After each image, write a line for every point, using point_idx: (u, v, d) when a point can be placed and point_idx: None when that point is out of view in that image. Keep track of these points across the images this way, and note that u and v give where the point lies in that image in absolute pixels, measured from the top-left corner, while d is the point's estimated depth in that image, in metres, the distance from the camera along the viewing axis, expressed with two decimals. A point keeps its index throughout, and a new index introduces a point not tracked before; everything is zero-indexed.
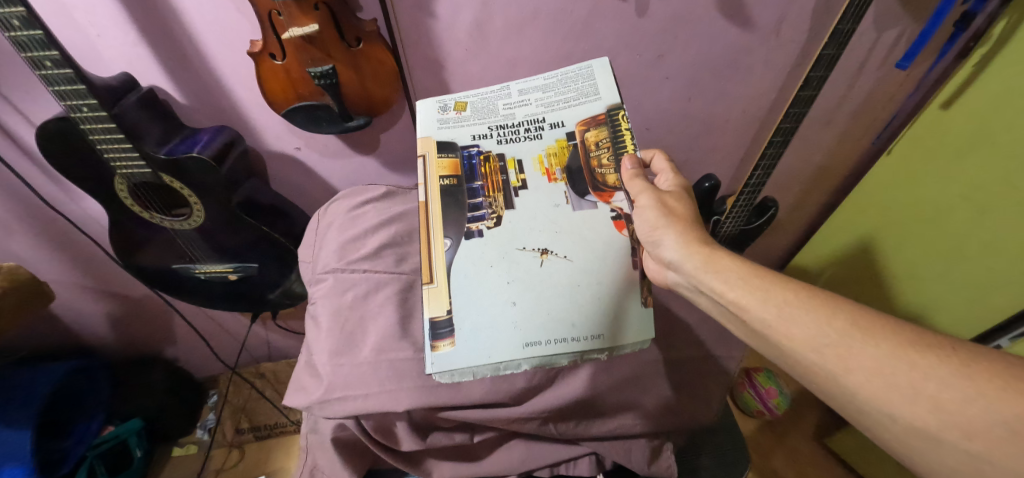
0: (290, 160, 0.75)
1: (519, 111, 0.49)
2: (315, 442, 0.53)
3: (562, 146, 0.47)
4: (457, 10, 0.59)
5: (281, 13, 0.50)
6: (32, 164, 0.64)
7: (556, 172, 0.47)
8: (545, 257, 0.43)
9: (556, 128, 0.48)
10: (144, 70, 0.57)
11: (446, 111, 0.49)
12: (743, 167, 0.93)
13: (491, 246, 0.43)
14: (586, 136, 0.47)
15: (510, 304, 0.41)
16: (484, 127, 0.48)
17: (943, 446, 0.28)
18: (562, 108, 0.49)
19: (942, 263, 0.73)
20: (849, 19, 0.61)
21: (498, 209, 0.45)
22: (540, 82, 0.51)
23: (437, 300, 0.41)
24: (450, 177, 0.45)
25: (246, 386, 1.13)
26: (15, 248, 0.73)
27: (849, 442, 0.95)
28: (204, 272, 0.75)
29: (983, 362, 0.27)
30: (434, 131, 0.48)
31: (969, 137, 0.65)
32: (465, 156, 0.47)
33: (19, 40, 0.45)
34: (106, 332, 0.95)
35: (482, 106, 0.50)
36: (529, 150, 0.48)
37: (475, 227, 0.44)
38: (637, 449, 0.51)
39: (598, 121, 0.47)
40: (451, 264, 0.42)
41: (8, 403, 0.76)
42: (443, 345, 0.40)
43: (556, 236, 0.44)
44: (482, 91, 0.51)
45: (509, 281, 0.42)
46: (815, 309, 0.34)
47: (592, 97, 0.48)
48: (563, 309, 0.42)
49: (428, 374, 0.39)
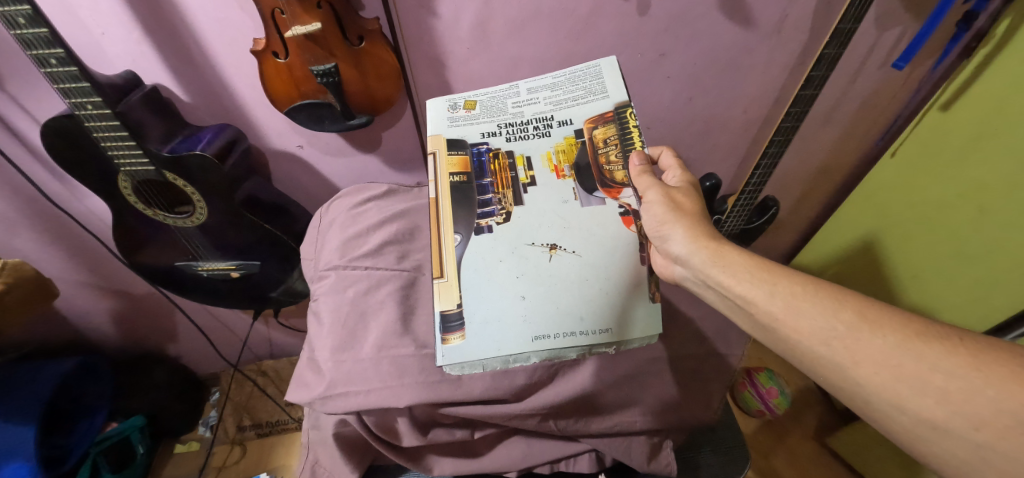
0: (293, 158, 0.75)
1: (528, 108, 0.50)
2: (317, 438, 0.53)
3: (570, 143, 0.48)
4: (459, 9, 0.59)
5: (284, 12, 0.50)
6: (37, 161, 0.64)
7: (564, 169, 0.47)
8: (554, 252, 0.43)
9: (564, 126, 0.49)
10: (148, 68, 0.58)
11: (456, 109, 0.50)
12: (744, 167, 0.93)
13: (501, 241, 0.44)
14: (594, 133, 0.47)
15: (519, 298, 0.42)
16: (494, 125, 0.49)
17: (951, 437, 0.28)
18: (571, 106, 0.49)
19: (946, 261, 0.73)
20: (850, 19, 0.61)
21: (507, 205, 0.45)
22: (549, 81, 0.51)
23: (448, 295, 0.41)
24: (460, 174, 0.46)
25: (247, 384, 1.14)
26: (19, 245, 0.74)
27: (849, 441, 0.95)
28: (207, 269, 0.75)
29: (990, 352, 0.28)
30: (444, 129, 0.48)
31: (971, 136, 0.65)
32: (474, 153, 0.47)
33: (25, 39, 0.45)
34: (108, 329, 0.96)
35: (492, 104, 0.50)
36: (538, 147, 0.48)
37: (485, 222, 0.44)
38: (637, 446, 0.51)
39: (605, 119, 0.47)
40: (461, 258, 0.43)
41: (12, 400, 0.77)
42: (453, 338, 0.40)
43: (565, 231, 0.44)
44: (492, 90, 0.52)
45: (519, 276, 0.42)
46: (823, 302, 0.34)
47: (600, 95, 0.48)
48: (571, 303, 0.42)
49: (439, 366, 0.39)
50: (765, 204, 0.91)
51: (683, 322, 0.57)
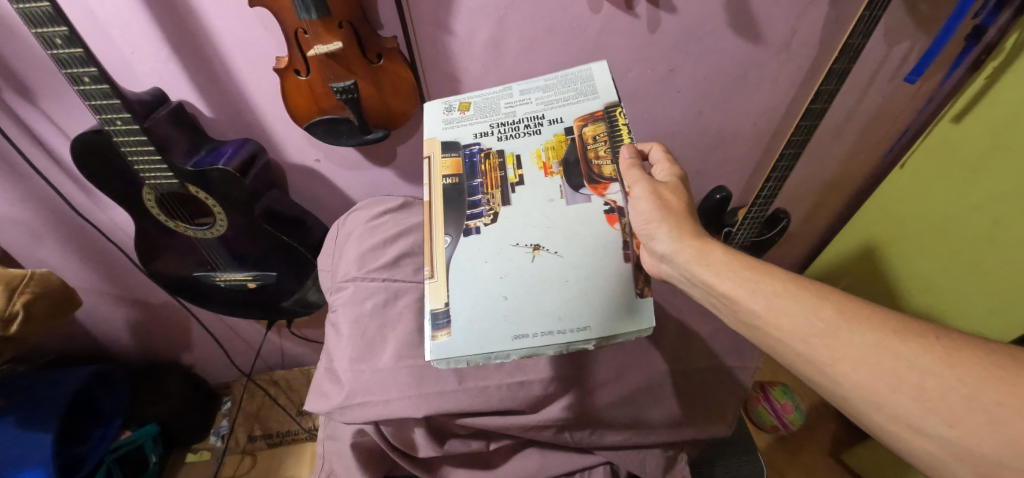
0: (310, 172, 0.77)
1: (520, 109, 0.51)
2: (333, 449, 0.53)
3: (559, 140, 0.48)
4: (474, 28, 0.61)
5: (307, 32, 0.52)
6: (65, 174, 0.67)
7: (552, 165, 0.47)
8: (537, 253, 0.43)
9: (554, 123, 0.49)
10: (174, 84, 0.60)
11: (451, 111, 0.51)
12: (754, 180, 0.93)
13: (488, 242, 0.44)
14: (583, 130, 0.48)
15: (502, 298, 0.42)
16: (485, 126, 0.50)
17: (925, 434, 0.28)
18: (561, 106, 0.50)
19: (964, 271, 0.71)
20: (860, 34, 0.62)
21: (494, 206, 0.46)
22: (542, 82, 0.52)
23: (437, 293, 0.43)
24: (452, 177, 0.47)
25: (259, 393, 1.14)
26: (43, 255, 0.76)
27: (867, 457, 0.93)
28: (224, 280, 0.76)
29: (964, 350, 0.28)
30: (439, 132, 0.50)
31: (983, 148, 0.65)
32: (467, 155, 0.48)
33: (61, 58, 0.47)
34: (126, 338, 0.97)
35: (485, 105, 0.51)
36: (527, 145, 0.48)
37: (473, 224, 0.45)
38: (652, 460, 0.50)
39: (595, 117, 0.48)
40: (451, 259, 0.44)
41: (35, 404, 0.78)
42: (440, 334, 0.41)
43: (549, 231, 0.44)
44: (485, 92, 0.53)
45: (502, 276, 0.43)
46: (804, 300, 0.34)
47: (590, 96, 0.49)
48: (552, 304, 0.42)
49: (427, 361, 0.40)
50: (776, 216, 0.91)
51: (695, 334, 0.56)
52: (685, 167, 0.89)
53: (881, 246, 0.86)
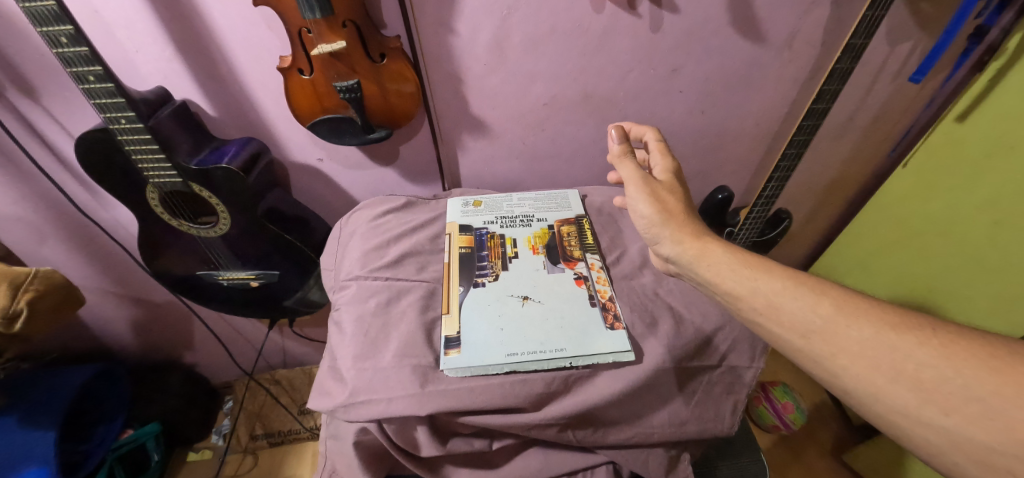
0: (312, 171, 0.77)
1: (517, 209, 0.69)
2: (335, 447, 0.53)
3: (544, 232, 0.65)
4: (477, 27, 0.61)
5: (311, 31, 0.52)
6: (68, 173, 0.67)
7: (538, 247, 0.63)
8: (526, 301, 0.56)
9: (541, 222, 0.67)
10: (177, 83, 0.60)
11: (467, 205, 0.70)
12: (756, 180, 0.93)
13: (490, 292, 0.57)
14: (561, 228, 0.66)
15: (499, 329, 0.52)
16: (492, 217, 0.68)
17: (922, 424, 0.28)
18: (546, 211, 0.69)
19: (967, 272, 0.71)
20: (862, 35, 0.62)
21: (496, 270, 0.60)
22: (533, 195, 0.73)
23: (451, 324, 0.53)
24: (466, 247, 0.62)
25: (261, 393, 1.15)
26: (47, 254, 0.76)
27: (870, 457, 0.93)
28: (227, 279, 0.76)
29: (961, 343, 0.28)
30: (458, 217, 0.67)
31: (987, 147, 0.65)
32: (477, 234, 0.64)
33: (66, 57, 0.47)
34: (128, 336, 0.98)
35: (493, 204, 0.70)
36: (520, 233, 0.65)
37: (480, 280, 0.58)
38: (654, 458, 0.51)
39: (569, 221, 0.67)
40: (462, 302, 0.55)
41: (38, 402, 0.79)
42: (452, 351, 0.50)
43: (535, 287, 0.57)
44: (494, 196, 0.72)
45: (500, 315, 0.54)
46: (803, 296, 0.34)
47: (566, 208, 0.70)
48: (536, 333, 0.52)
49: (441, 372, 0.48)
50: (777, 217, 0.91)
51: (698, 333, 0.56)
52: (687, 168, 0.89)
53: (883, 248, 0.86)
